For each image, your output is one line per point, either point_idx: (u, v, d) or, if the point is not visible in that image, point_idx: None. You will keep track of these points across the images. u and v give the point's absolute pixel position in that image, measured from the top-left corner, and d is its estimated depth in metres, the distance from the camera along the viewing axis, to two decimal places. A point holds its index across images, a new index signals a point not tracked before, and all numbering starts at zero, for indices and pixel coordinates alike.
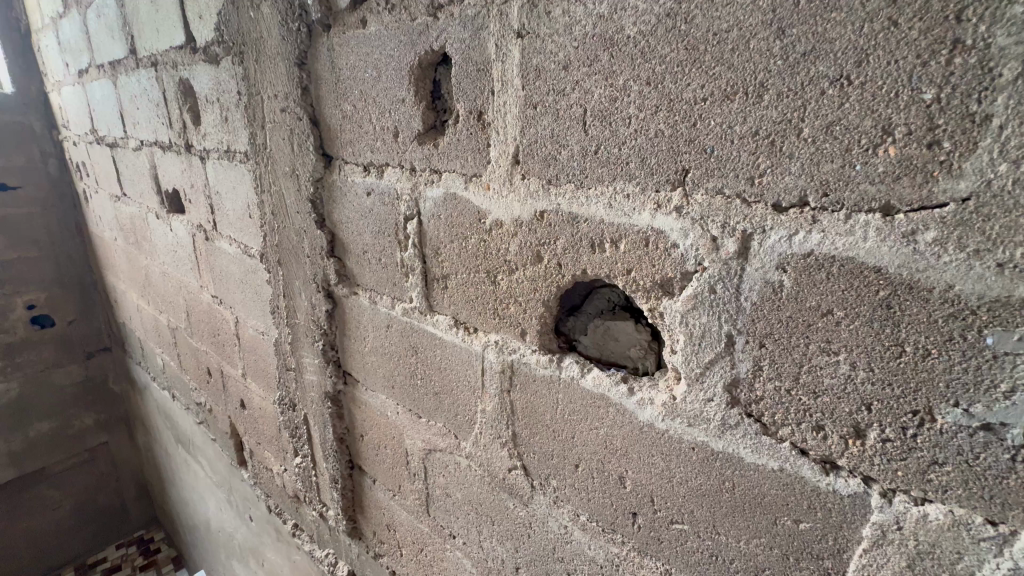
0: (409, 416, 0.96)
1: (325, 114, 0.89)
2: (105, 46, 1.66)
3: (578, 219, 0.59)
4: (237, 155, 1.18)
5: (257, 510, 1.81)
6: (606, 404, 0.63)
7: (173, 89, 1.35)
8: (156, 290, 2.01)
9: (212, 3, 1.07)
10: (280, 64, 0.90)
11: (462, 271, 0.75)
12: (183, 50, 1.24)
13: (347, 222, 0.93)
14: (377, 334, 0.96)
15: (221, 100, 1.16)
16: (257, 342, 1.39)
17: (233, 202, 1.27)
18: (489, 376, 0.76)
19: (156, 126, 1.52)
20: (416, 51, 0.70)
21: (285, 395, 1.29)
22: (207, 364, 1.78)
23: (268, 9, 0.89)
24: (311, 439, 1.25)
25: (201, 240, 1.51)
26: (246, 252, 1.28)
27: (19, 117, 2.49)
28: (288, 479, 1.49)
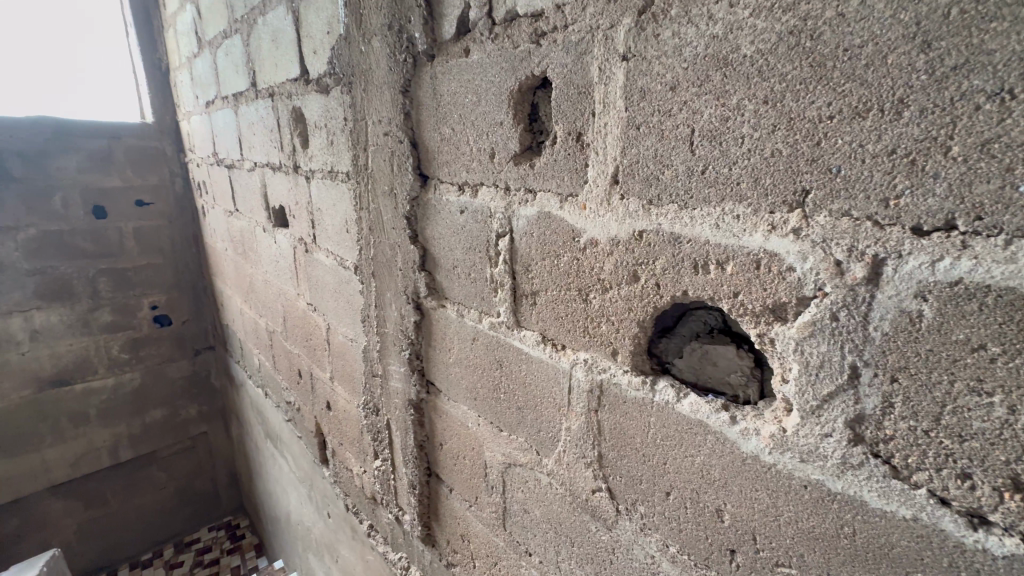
0: (490, 428, 0.97)
1: (424, 137, 0.95)
2: (230, 80, 1.88)
3: (680, 239, 0.58)
4: (339, 175, 1.28)
5: (335, 507, 1.91)
6: (704, 431, 0.61)
7: (286, 116, 1.51)
8: (258, 295, 2.21)
9: (326, 39, 1.19)
10: (385, 92, 0.98)
11: (553, 288, 0.76)
12: (298, 82, 1.38)
13: (439, 238, 0.97)
14: (463, 347, 0.99)
15: (328, 125, 1.27)
16: (346, 348, 1.48)
17: (332, 218, 1.38)
18: (576, 394, 0.76)
19: (269, 149, 1.70)
20: (517, 77, 0.73)
21: (370, 400, 1.36)
22: (298, 366, 1.92)
23: (378, 43, 0.97)
24: (392, 444, 1.30)
25: (301, 252, 1.65)
26: (342, 264, 1.38)
27: (156, 142, 2.88)
28: (366, 481, 1.56)
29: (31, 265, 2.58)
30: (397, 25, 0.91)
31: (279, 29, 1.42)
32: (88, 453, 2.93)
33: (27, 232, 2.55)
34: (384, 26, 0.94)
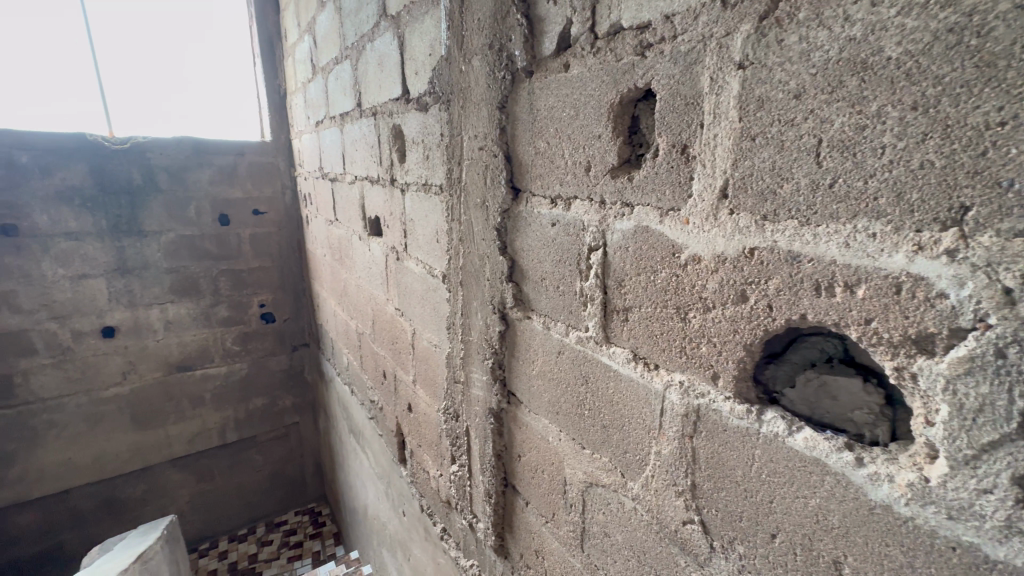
0: (571, 445, 0.96)
1: (518, 150, 0.96)
2: (338, 102, 2.06)
3: (799, 258, 0.53)
4: (433, 188, 1.35)
5: (410, 507, 1.98)
6: (820, 471, 0.55)
7: (387, 133, 1.62)
8: (350, 299, 2.38)
9: (427, 61, 1.26)
10: (483, 108, 1.02)
11: (648, 304, 0.74)
12: (399, 101, 1.48)
13: (529, 250, 0.98)
14: (548, 360, 0.98)
15: (425, 141, 1.35)
16: (430, 353, 1.54)
17: (424, 229, 1.45)
18: (668, 416, 0.72)
19: (369, 164, 1.83)
20: (618, 89, 0.73)
21: (450, 405, 1.40)
22: (383, 367, 2.03)
23: (478, 62, 1.01)
24: (470, 450, 1.33)
25: (393, 259, 1.74)
26: (430, 272, 1.45)
27: (272, 158, 3.22)
28: (442, 484, 1.60)
29: (169, 264, 2.99)
30: (497, 44, 0.94)
31: (385, 54, 1.53)
32: (202, 432, 3.30)
33: (167, 236, 2.96)
34: (484, 46, 0.98)
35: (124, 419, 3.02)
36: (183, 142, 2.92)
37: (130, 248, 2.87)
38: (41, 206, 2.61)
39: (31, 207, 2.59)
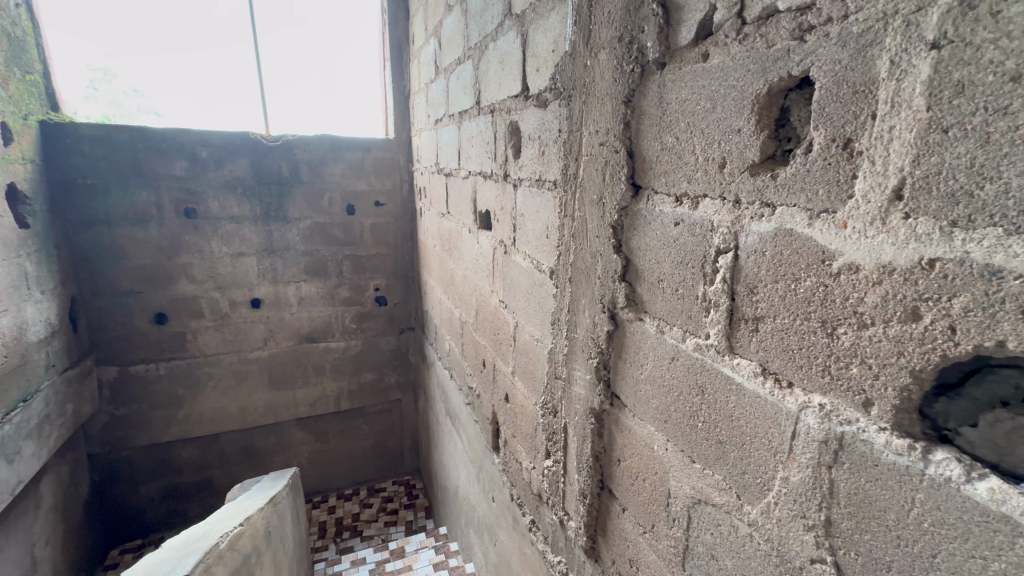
0: (679, 457, 0.91)
1: (642, 146, 0.93)
2: (458, 100, 2.17)
3: (999, 274, 0.45)
4: (547, 184, 1.36)
5: (500, 494, 2.03)
6: (1010, 531, 0.46)
7: (503, 130, 1.66)
8: (456, 289, 2.49)
9: (550, 57, 1.27)
10: (607, 103, 1.00)
11: (784, 316, 0.67)
12: (518, 98, 1.51)
13: (646, 249, 0.95)
14: (659, 365, 0.94)
15: (542, 136, 1.36)
16: (531, 346, 1.57)
17: (534, 224, 1.47)
18: (801, 441, 0.66)
19: (484, 159, 1.90)
20: (767, 79, 0.67)
21: (549, 400, 1.41)
22: (483, 356, 2.10)
23: (604, 56, 0.99)
24: (566, 448, 1.32)
25: (500, 252, 1.79)
26: (538, 267, 1.46)
27: (394, 154, 3.49)
28: (534, 477, 1.62)
29: (305, 247, 3.39)
30: (628, 36, 0.92)
31: (507, 52, 1.57)
32: (321, 398, 3.70)
33: (305, 222, 3.36)
34: (613, 39, 0.96)
35: (263, 379, 3.50)
36: (323, 139, 3.29)
37: (276, 232, 3.30)
38: (213, 194, 3.11)
39: (207, 194, 3.10)
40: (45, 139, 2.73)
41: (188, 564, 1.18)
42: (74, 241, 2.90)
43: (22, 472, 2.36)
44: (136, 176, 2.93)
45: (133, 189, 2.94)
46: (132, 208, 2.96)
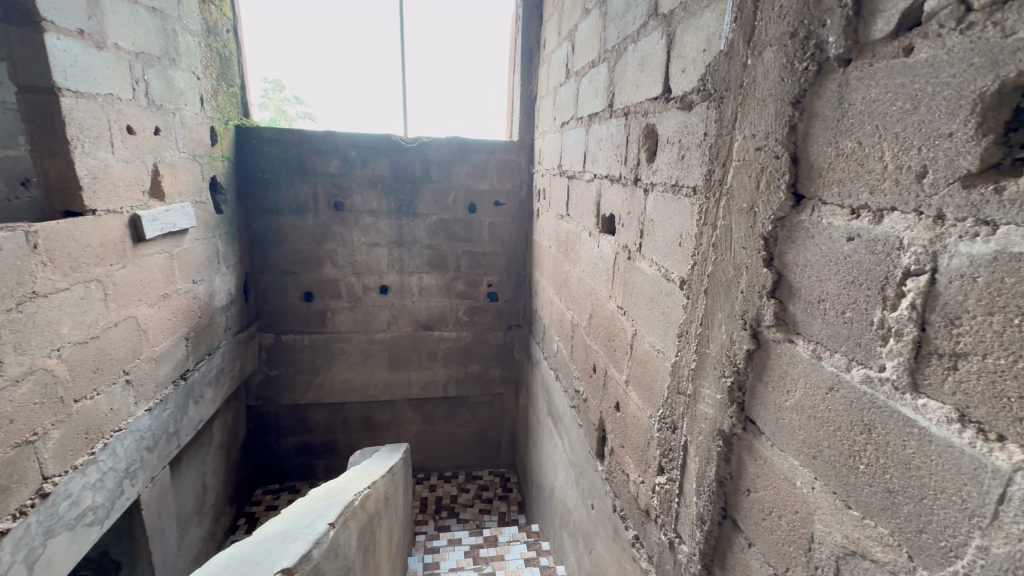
0: (829, 500, 0.82)
1: (811, 150, 0.84)
2: (589, 102, 2.17)
3: None
4: (684, 190, 1.30)
5: (600, 502, 2.00)
6: None
7: (637, 134, 1.62)
8: (570, 290, 2.50)
9: (701, 58, 1.21)
10: (769, 104, 0.92)
11: (1000, 354, 0.57)
12: (658, 101, 1.47)
13: (806, 265, 0.86)
14: (811, 395, 0.85)
15: (683, 140, 1.30)
16: (650, 356, 1.51)
17: (665, 230, 1.42)
18: (1015, 507, 0.55)
19: (612, 162, 1.88)
20: (998, 74, 0.57)
21: (667, 414, 1.35)
22: (594, 361, 2.08)
23: (770, 54, 0.92)
24: (684, 468, 1.25)
25: (623, 258, 1.76)
26: (666, 275, 1.41)
27: (517, 155, 3.60)
28: (642, 492, 1.57)
29: (429, 241, 3.66)
30: (804, 31, 0.84)
31: (649, 53, 1.53)
32: (431, 383, 3.97)
33: (431, 219, 3.62)
34: (782, 34, 0.88)
35: (384, 359, 3.85)
36: (453, 142, 3.52)
37: (406, 226, 3.61)
38: (358, 189, 3.49)
39: (353, 189, 3.49)
40: (238, 140, 3.29)
41: (332, 513, 1.35)
42: (251, 227, 3.45)
43: (203, 412, 2.88)
44: (301, 172, 3.40)
45: (297, 183, 3.42)
46: (295, 200, 3.44)
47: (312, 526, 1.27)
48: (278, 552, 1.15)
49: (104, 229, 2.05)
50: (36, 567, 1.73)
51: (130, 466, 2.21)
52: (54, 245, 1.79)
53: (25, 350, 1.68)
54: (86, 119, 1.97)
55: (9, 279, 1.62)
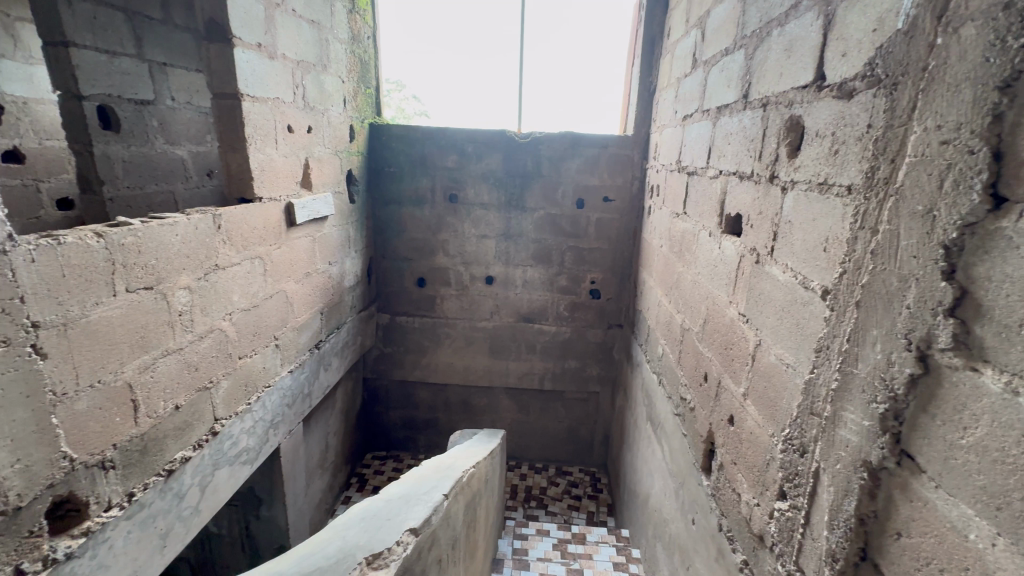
0: (1017, 562, 0.69)
1: (1022, 144, 0.71)
2: (718, 93, 2.03)
3: None
4: (834, 189, 1.16)
5: (703, 518, 1.89)
6: None
7: (777, 126, 1.48)
8: (682, 292, 2.38)
9: (868, 40, 1.07)
10: (963, 90, 0.79)
11: None
12: (807, 89, 1.32)
13: (1005, 281, 0.73)
14: (1001, 436, 0.72)
15: (837, 133, 1.17)
16: (776, 370, 1.39)
17: (806, 233, 1.29)
18: None
19: (743, 158, 1.74)
20: None
21: (795, 435, 1.22)
22: (706, 369, 1.96)
23: (969, 31, 0.78)
24: (813, 497, 1.13)
25: (749, 261, 1.63)
26: (803, 283, 1.27)
27: (630, 151, 3.51)
28: (757, 515, 1.45)
29: (536, 235, 3.71)
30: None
31: (799, 37, 1.38)
32: (528, 374, 4.04)
33: (539, 213, 3.67)
34: (991, 6, 0.74)
35: (486, 347, 4.00)
36: (565, 137, 3.52)
37: (515, 219, 3.70)
38: (472, 183, 3.66)
39: (467, 183, 3.66)
40: (370, 137, 3.61)
41: (444, 484, 1.45)
42: (376, 216, 3.79)
43: (330, 379, 3.25)
44: (422, 166, 3.65)
45: (418, 176, 3.67)
46: (415, 192, 3.71)
47: (429, 493, 1.37)
48: (404, 513, 1.26)
49: (267, 214, 2.40)
50: (208, 491, 2.11)
51: (274, 418, 2.58)
52: (232, 227, 2.14)
53: (208, 312, 2.04)
54: (259, 120, 2.31)
55: (201, 253, 1.97)
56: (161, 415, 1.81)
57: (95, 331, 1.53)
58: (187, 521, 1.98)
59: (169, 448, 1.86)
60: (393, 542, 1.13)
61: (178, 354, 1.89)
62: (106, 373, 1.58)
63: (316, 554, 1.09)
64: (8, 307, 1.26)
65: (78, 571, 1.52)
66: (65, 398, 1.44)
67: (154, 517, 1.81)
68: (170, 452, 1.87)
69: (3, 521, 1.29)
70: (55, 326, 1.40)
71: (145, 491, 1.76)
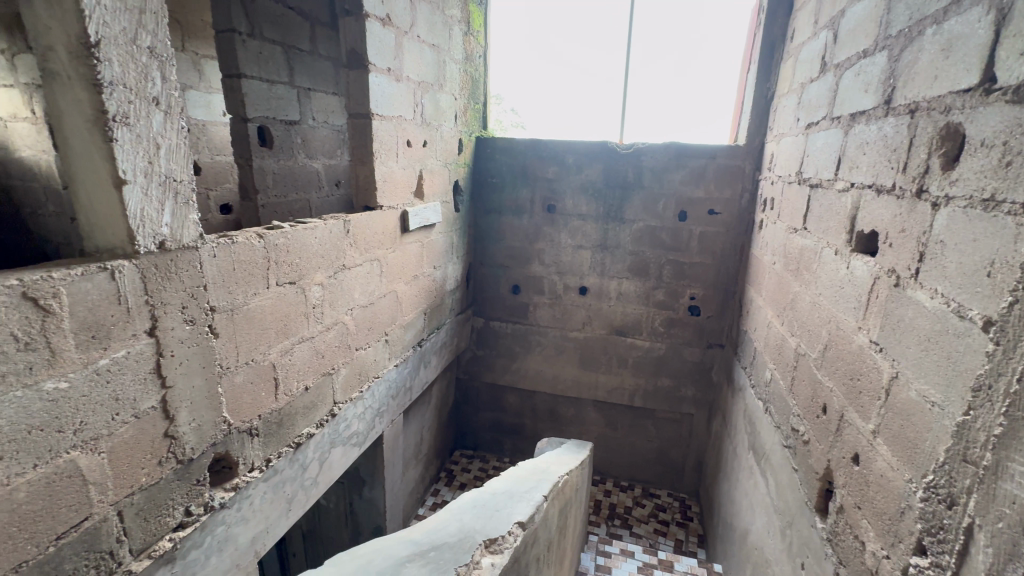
0: None
1: None
2: (852, 99, 1.86)
3: None
4: (1002, 207, 1.02)
5: (816, 564, 1.72)
6: None
7: (928, 135, 1.33)
8: (797, 314, 2.19)
9: None
10: None
11: None
12: (970, 94, 1.18)
13: None
14: None
15: (1010, 144, 1.03)
16: (917, 408, 1.23)
17: (962, 255, 1.14)
18: None
19: (881, 170, 1.57)
20: None
21: (942, 484, 1.08)
22: (826, 400, 1.79)
23: None
24: (964, 558, 0.99)
25: (885, 284, 1.47)
26: (958, 312, 1.13)
27: (741, 161, 3.32)
28: (885, 569, 1.29)
29: (634, 247, 3.65)
30: None
31: (961, 35, 1.24)
32: (618, 389, 3.95)
33: (638, 225, 3.61)
34: None
35: (576, 358, 3.99)
36: (670, 147, 3.43)
37: (612, 230, 3.67)
38: (571, 194, 3.70)
39: (566, 194, 3.71)
40: (476, 149, 3.81)
41: (543, 487, 1.48)
42: (477, 224, 3.98)
43: (428, 376, 3.46)
44: (523, 177, 3.77)
45: (519, 187, 3.80)
46: (515, 202, 3.84)
47: (529, 493, 1.42)
48: (511, 506, 1.33)
49: (386, 221, 2.64)
50: (325, 466, 2.36)
51: (381, 407, 2.82)
52: (358, 231, 2.39)
53: (335, 307, 2.30)
54: (385, 136, 2.56)
55: (332, 255, 2.23)
56: (294, 395, 2.08)
57: (252, 317, 1.80)
58: (307, 490, 2.24)
59: (298, 424, 2.13)
60: (506, 532, 1.20)
61: (309, 341, 2.15)
62: (258, 353, 1.85)
63: (427, 532, 1.19)
64: (197, 293, 1.54)
65: (227, 519, 1.79)
66: (229, 371, 1.72)
67: (283, 483, 2.07)
68: (299, 427, 2.14)
69: (180, 468, 1.57)
70: (226, 311, 1.67)
71: (279, 460, 2.02)
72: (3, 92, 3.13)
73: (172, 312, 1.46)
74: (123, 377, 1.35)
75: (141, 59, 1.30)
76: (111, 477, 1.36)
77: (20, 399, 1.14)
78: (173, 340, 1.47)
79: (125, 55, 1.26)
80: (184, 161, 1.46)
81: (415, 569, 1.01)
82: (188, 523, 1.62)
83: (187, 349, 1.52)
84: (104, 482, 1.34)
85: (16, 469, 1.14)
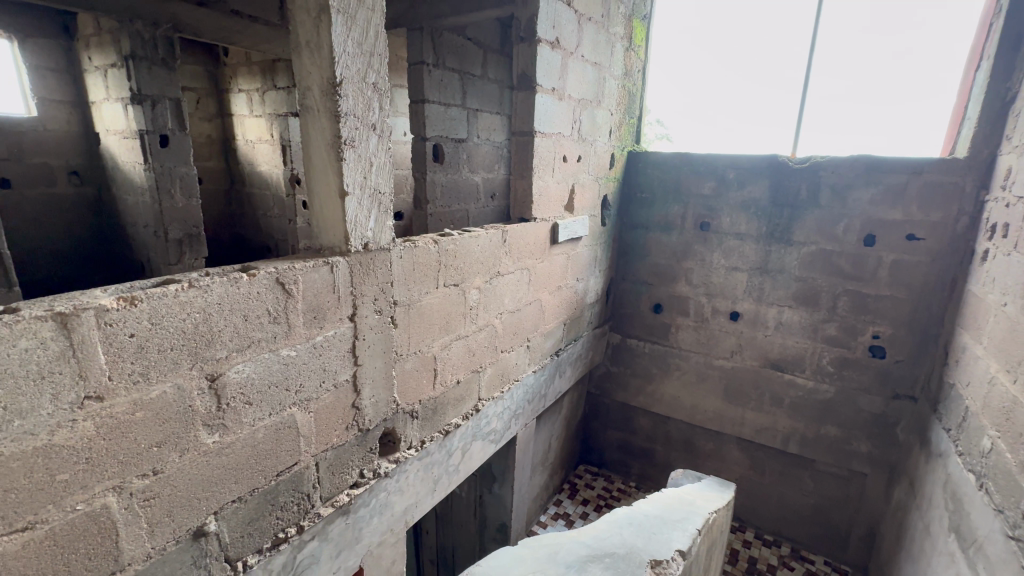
0: None
1: None
2: None
3: None
4: None
5: None
6: None
7: None
8: None
9: None
10: None
11: None
12: None
13: None
14: None
15: None
16: None
17: None
18: None
19: None
20: None
21: None
22: None
23: None
24: None
25: None
26: None
27: (960, 178, 2.73)
28: None
29: (801, 272, 3.25)
30: None
31: None
32: (769, 430, 3.53)
33: (809, 248, 3.20)
34: None
35: (720, 388, 3.67)
36: (859, 161, 2.98)
37: (776, 253, 3.31)
38: (729, 211, 3.44)
39: (723, 211, 3.46)
40: (628, 164, 3.77)
41: (696, 520, 1.40)
42: (622, 239, 3.92)
43: (562, 385, 3.50)
44: (675, 193, 3.62)
45: (670, 203, 3.66)
46: (665, 218, 3.69)
47: (685, 524, 1.36)
48: (667, 533, 1.29)
49: (538, 232, 2.77)
50: (466, 456, 2.55)
51: (517, 409, 2.94)
52: (513, 241, 2.55)
53: (487, 310, 2.48)
54: (544, 152, 2.70)
55: (489, 261, 2.41)
56: (448, 386, 2.29)
57: (423, 312, 2.04)
58: (450, 475, 2.45)
59: (449, 413, 2.34)
60: (669, 557, 1.17)
61: (464, 339, 2.35)
62: (425, 344, 2.08)
63: (591, 537, 1.21)
64: (386, 288, 1.81)
65: (388, 487, 2.04)
66: (401, 358, 1.97)
67: (432, 465, 2.29)
68: (449, 416, 2.34)
69: (360, 436, 1.84)
70: (404, 305, 1.92)
71: (431, 443, 2.24)
72: (254, 120, 4.03)
73: (367, 303, 1.74)
74: (330, 353, 1.64)
75: (367, 93, 1.59)
76: (315, 433, 1.66)
77: (266, 361, 1.46)
78: (366, 326, 1.75)
79: (358, 91, 1.55)
80: (387, 176, 1.73)
81: (600, 571, 1.06)
82: (361, 484, 1.90)
83: (375, 335, 1.79)
84: (310, 437, 1.64)
85: (258, 415, 1.47)
